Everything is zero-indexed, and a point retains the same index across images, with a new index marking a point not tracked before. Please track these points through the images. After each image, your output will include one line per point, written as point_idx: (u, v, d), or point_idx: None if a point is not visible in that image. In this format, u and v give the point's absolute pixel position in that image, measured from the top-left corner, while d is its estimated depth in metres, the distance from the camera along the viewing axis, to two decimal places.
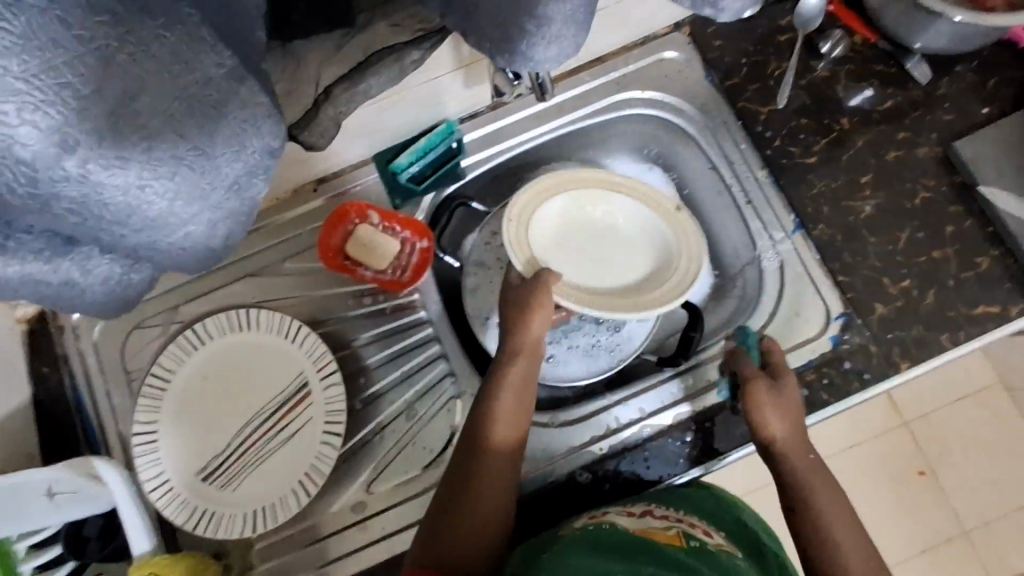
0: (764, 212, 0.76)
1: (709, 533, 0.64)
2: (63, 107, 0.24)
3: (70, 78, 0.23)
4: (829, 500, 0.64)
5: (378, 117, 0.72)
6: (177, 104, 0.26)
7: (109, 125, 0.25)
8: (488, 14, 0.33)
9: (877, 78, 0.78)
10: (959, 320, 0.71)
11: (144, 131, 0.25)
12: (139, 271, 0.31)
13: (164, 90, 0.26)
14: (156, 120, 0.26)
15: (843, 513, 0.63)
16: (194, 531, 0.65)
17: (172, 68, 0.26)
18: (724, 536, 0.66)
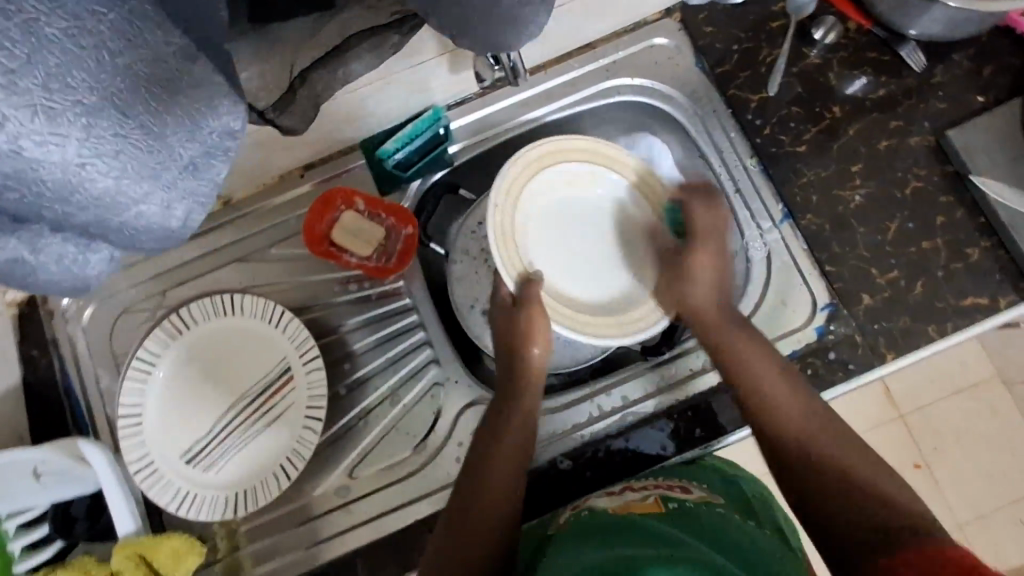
0: (752, 201, 0.76)
1: (687, 490, 0.64)
2: None
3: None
4: (765, 368, 0.61)
5: (362, 104, 0.71)
6: (119, 81, 0.26)
7: (43, 99, 0.24)
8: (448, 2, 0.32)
9: (871, 65, 0.77)
10: (946, 312, 0.70)
11: (84, 108, 0.25)
12: (96, 250, 0.31)
13: (103, 66, 0.26)
14: (95, 97, 0.26)
15: (787, 389, 0.60)
16: (177, 512, 0.66)
17: (113, 45, 0.26)
18: (707, 489, 0.66)
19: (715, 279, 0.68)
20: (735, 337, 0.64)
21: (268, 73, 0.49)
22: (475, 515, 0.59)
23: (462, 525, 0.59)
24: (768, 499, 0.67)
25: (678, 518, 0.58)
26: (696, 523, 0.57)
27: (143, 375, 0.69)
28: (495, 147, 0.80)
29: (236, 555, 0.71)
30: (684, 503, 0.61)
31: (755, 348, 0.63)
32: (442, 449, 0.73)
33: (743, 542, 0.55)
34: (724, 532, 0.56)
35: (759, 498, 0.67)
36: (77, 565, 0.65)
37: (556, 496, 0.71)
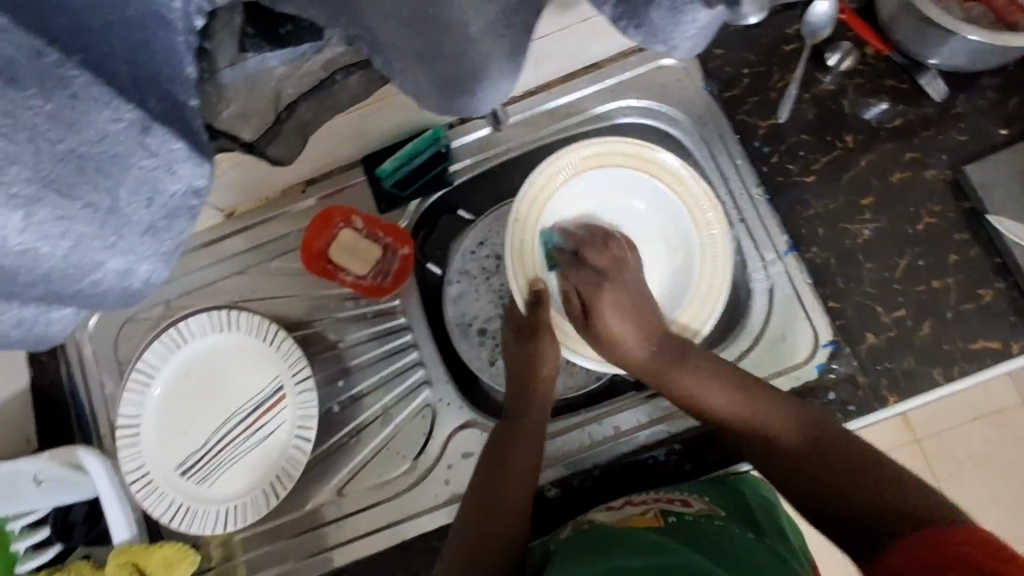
0: (756, 231, 0.74)
1: (688, 502, 0.64)
2: None
3: None
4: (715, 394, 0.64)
5: (361, 123, 0.71)
6: (60, 166, 0.27)
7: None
8: (401, 72, 0.35)
9: (889, 93, 0.74)
10: (954, 354, 0.68)
11: (21, 200, 0.27)
12: (57, 309, 0.32)
13: (45, 153, 0.27)
14: (33, 186, 0.27)
15: (733, 400, 0.64)
16: (168, 524, 0.68)
17: (49, 133, 0.26)
18: (709, 501, 0.65)
19: (645, 329, 0.68)
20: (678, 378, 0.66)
21: (254, 108, 0.48)
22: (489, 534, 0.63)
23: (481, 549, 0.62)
24: (774, 505, 0.67)
25: (679, 533, 0.59)
26: (695, 539, 0.58)
27: (140, 389, 0.70)
28: (496, 167, 0.79)
29: (227, 564, 0.73)
30: (683, 515, 0.62)
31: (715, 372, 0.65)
32: (431, 469, 0.74)
33: (743, 557, 0.56)
34: (727, 548, 0.57)
35: (760, 499, 0.67)
36: (72, 569, 0.68)
37: (546, 522, 0.71)
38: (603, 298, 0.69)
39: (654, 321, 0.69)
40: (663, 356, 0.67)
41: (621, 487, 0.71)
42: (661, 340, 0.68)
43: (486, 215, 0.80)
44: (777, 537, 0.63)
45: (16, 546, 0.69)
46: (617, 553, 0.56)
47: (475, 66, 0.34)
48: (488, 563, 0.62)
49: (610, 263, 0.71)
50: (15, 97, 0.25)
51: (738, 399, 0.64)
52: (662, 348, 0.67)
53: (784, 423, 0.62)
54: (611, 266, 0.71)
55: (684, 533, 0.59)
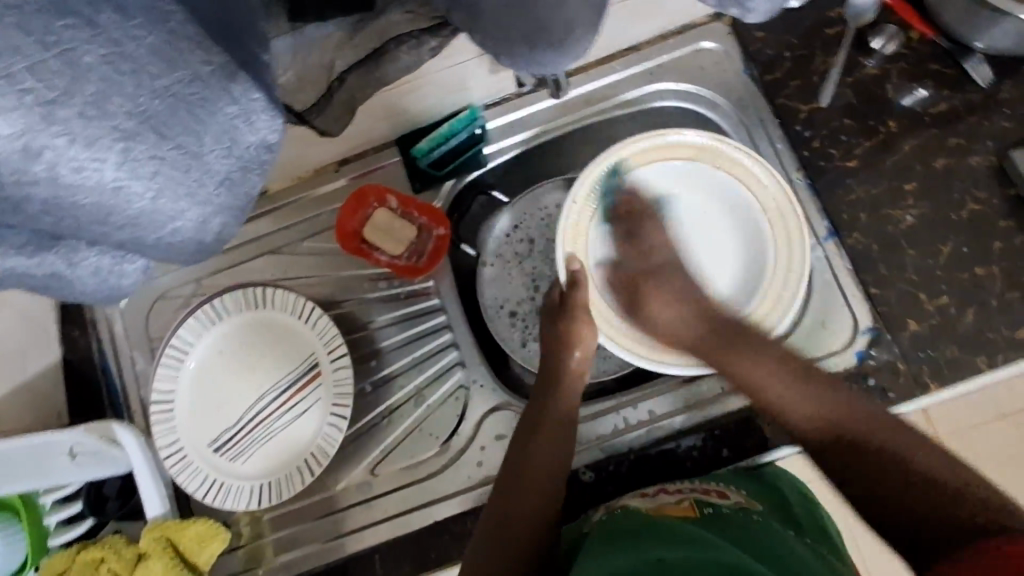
0: (796, 216, 0.73)
1: (725, 495, 0.63)
2: (25, 113, 0.24)
3: (32, 83, 0.24)
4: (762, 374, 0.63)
5: (400, 101, 0.70)
6: (155, 103, 0.27)
7: (81, 126, 0.25)
8: (489, 20, 0.35)
9: (933, 78, 0.73)
10: (998, 343, 0.67)
11: (122, 132, 0.27)
12: (131, 261, 0.32)
13: (144, 87, 0.27)
14: (133, 120, 0.27)
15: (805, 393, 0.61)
16: (203, 499, 0.68)
17: (151, 67, 0.27)
18: (746, 494, 0.64)
19: (691, 312, 0.69)
20: (733, 354, 0.65)
21: (308, 74, 0.48)
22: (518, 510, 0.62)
23: (506, 526, 0.62)
24: (812, 502, 0.65)
25: (716, 526, 0.57)
26: (734, 531, 0.56)
27: (175, 362, 0.71)
28: (531, 149, 0.79)
29: (258, 542, 0.73)
30: (721, 508, 0.60)
31: (765, 356, 0.64)
32: (464, 452, 0.73)
33: (780, 552, 0.54)
34: (763, 540, 0.55)
35: (801, 501, 0.64)
36: (108, 543, 0.67)
37: (577, 508, 0.70)
38: (645, 289, 0.70)
39: (703, 305, 0.69)
40: (712, 338, 0.67)
41: (656, 472, 0.70)
42: (704, 320, 0.68)
43: (522, 196, 0.79)
44: (816, 537, 0.60)
45: (49, 521, 0.70)
46: (650, 544, 0.54)
47: (566, 16, 0.34)
48: (512, 541, 0.61)
49: (657, 234, 0.72)
50: (122, 25, 0.26)
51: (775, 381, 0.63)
52: (715, 333, 0.67)
53: (802, 406, 0.61)
54: (662, 263, 0.71)
55: (717, 524, 0.57)
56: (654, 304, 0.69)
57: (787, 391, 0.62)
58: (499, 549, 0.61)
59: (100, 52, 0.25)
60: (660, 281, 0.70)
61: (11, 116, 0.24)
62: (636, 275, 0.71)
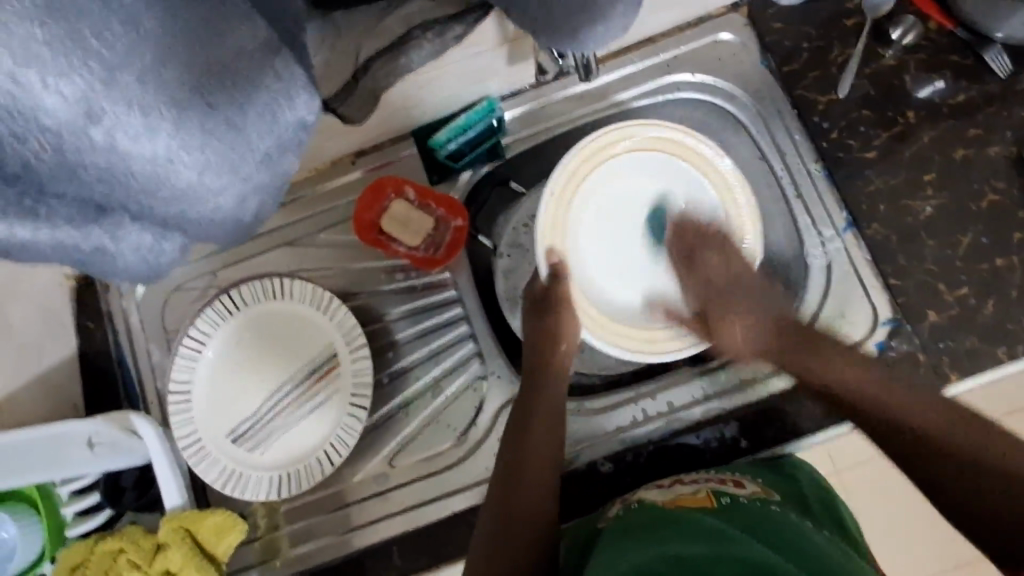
0: (814, 208, 0.73)
1: (740, 484, 0.62)
2: (84, 74, 0.25)
3: (90, 46, 0.24)
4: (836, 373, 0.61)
5: (419, 92, 0.70)
6: (206, 75, 0.28)
7: (136, 94, 0.26)
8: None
9: (952, 69, 0.73)
10: (1019, 334, 0.67)
11: (173, 102, 0.27)
12: (170, 240, 0.32)
13: (194, 58, 0.27)
14: (182, 93, 0.27)
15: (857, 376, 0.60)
16: (222, 490, 0.69)
17: (201, 39, 0.27)
18: (763, 482, 0.64)
19: (754, 322, 0.71)
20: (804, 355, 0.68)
21: (334, 59, 0.48)
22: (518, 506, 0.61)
23: (510, 521, 0.61)
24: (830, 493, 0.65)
25: (734, 517, 0.56)
26: (755, 522, 0.56)
27: (193, 354, 0.71)
28: (548, 141, 0.79)
29: (274, 534, 0.72)
30: (738, 499, 0.60)
31: (818, 350, 0.68)
32: (481, 443, 0.73)
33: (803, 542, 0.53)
34: (783, 529, 0.55)
35: (815, 488, 0.64)
36: (126, 534, 0.67)
37: (594, 498, 0.70)
38: (718, 313, 0.71)
39: (753, 305, 0.71)
40: (777, 343, 0.70)
41: (675, 462, 0.70)
42: (772, 330, 0.70)
43: (539, 187, 0.79)
44: (834, 529, 0.60)
45: (66, 511, 0.69)
46: (669, 538, 0.53)
47: None
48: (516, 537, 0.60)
49: (720, 260, 0.71)
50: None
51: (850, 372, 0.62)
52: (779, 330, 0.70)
53: (858, 386, 0.65)
54: (724, 280, 0.71)
55: (734, 515, 0.57)
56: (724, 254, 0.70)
57: (852, 378, 0.65)
58: (500, 548, 0.59)
59: (151, 19, 0.26)
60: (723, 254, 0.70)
61: (72, 79, 0.24)
62: (703, 299, 0.72)
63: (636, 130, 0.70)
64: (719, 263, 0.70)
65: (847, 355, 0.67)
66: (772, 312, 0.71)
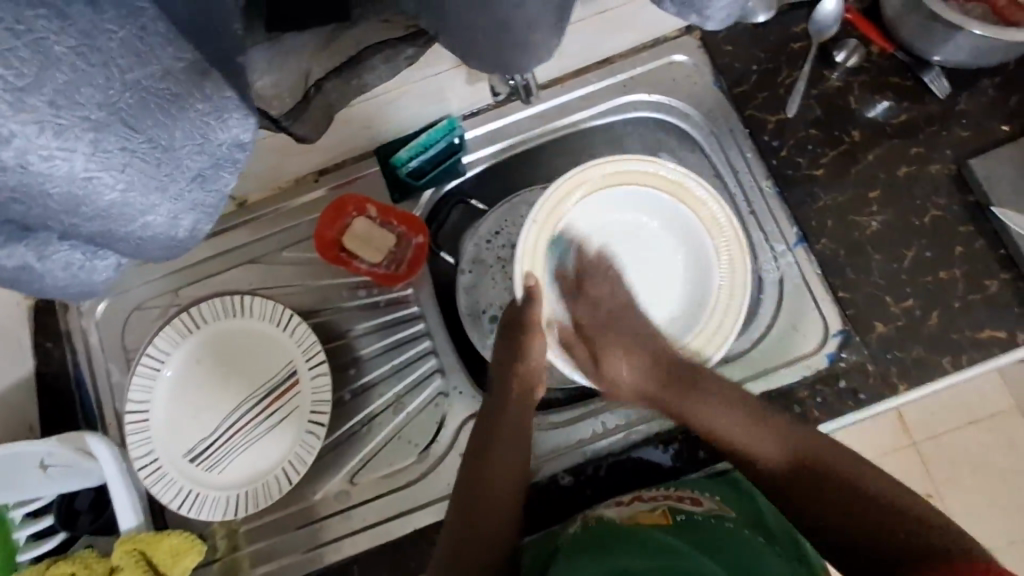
0: (766, 222, 0.75)
1: (698, 503, 0.63)
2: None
3: (0, 71, 0.24)
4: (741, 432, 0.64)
5: (379, 112, 0.71)
6: (127, 95, 0.28)
7: (51, 116, 0.26)
8: (455, 21, 0.36)
9: (893, 90, 0.76)
10: (962, 344, 0.69)
11: (92, 123, 0.27)
12: (102, 257, 0.33)
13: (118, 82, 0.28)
14: (104, 112, 0.28)
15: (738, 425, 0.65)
16: (177, 510, 0.68)
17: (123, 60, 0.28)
18: (719, 502, 0.65)
19: (644, 358, 0.71)
20: (695, 402, 0.67)
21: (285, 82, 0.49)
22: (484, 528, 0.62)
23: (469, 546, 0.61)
24: (787, 517, 0.65)
25: (687, 535, 0.57)
26: (707, 540, 0.56)
27: (151, 373, 0.71)
28: (509, 159, 0.80)
29: (234, 555, 0.72)
30: (693, 516, 0.60)
31: (718, 394, 0.66)
32: (442, 459, 0.73)
33: (751, 564, 0.54)
34: (733, 551, 0.55)
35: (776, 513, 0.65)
36: (78, 558, 0.66)
37: (556, 514, 0.71)
38: (601, 347, 0.72)
39: (651, 346, 0.72)
40: (666, 387, 0.68)
41: (636, 477, 0.71)
42: (658, 367, 0.70)
43: (499, 204, 0.80)
44: (787, 544, 0.61)
45: (17, 536, 0.69)
46: (623, 552, 0.54)
47: (529, 18, 0.35)
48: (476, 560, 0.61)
49: (603, 288, 0.74)
50: (96, 19, 0.26)
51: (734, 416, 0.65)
52: (670, 373, 0.69)
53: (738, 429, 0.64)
54: (609, 316, 0.73)
55: (691, 534, 0.57)
56: (593, 292, 0.74)
57: (727, 414, 0.65)
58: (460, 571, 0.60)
59: (72, 43, 0.26)
60: (591, 300, 0.74)
61: None
62: (593, 332, 0.73)
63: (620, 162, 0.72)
64: (604, 313, 0.73)
65: (723, 392, 0.66)
66: (665, 349, 0.71)
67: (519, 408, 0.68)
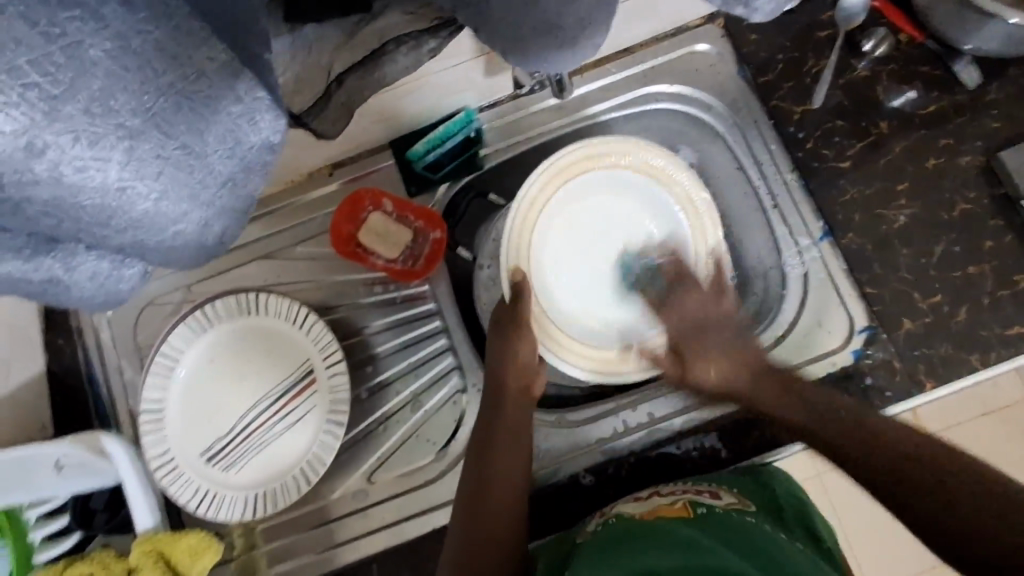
0: (791, 217, 0.73)
1: (717, 495, 0.62)
2: (27, 108, 0.23)
3: (36, 78, 0.23)
4: (816, 395, 0.58)
5: (396, 103, 0.69)
6: (161, 101, 0.27)
7: (86, 125, 0.25)
8: (493, 18, 0.34)
9: (922, 80, 0.74)
10: (991, 340, 0.68)
11: (126, 131, 0.26)
12: (130, 266, 0.32)
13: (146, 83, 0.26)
14: (138, 119, 0.27)
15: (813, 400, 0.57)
16: (195, 511, 0.67)
17: (154, 64, 0.26)
18: (738, 493, 0.63)
19: (731, 364, 0.63)
20: (777, 392, 0.60)
21: (306, 76, 0.47)
22: (490, 529, 0.60)
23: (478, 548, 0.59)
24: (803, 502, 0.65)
25: (710, 526, 0.56)
26: (732, 531, 0.55)
27: (164, 372, 0.70)
28: (527, 151, 0.78)
29: (252, 554, 0.71)
30: (714, 508, 0.59)
31: (801, 394, 0.59)
32: (462, 458, 0.72)
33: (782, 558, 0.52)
34: (758, 542, 0.54)
35: (794, 504, 0.64)
36: (96, 558, 0.66)
37: (575, 512, 0.70)
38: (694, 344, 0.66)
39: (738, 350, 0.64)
40: (756, 388, 0.61)
41: (660, 475, 0.70)
42: (747, 367, 0.63)
43: None
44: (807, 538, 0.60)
45: (33, 537, 0.68)
46: (647, 553, 0.53)
47: (572, 15, 0.34)
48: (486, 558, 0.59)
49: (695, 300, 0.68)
50: (127, 20, 0.24)
51: (825, 407, 0.56)
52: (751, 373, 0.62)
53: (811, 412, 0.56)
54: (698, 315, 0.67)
55: (713, 524, 0.56)
56: (696, 363, 0.65)
57: (813, 402, 0.57)
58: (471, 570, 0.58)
59: (104, 47, 0.24)
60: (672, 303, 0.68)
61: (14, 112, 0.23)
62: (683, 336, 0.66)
63: (614, 145, 0.70)
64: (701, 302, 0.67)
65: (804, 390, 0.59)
66: (750, 350, 0.64)
67: (520, 412, 0.66)
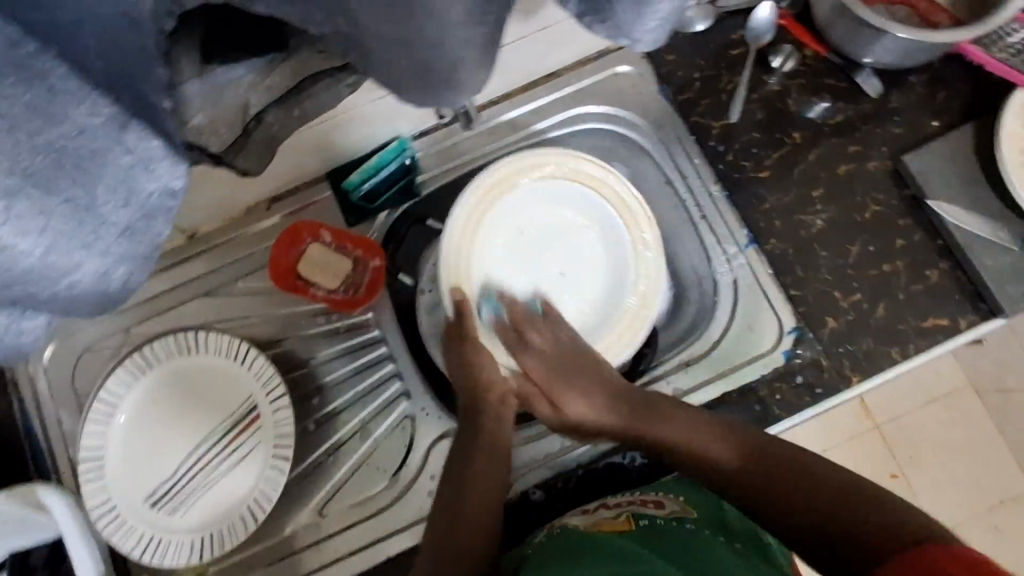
0: (717, 226, 0.77)
1: (660, 505, 0.64)
2: None
3: None
4: (683, 427, 0.64)
5: (326, 135, 0.70)
6: (37, 159, 0.28)
7: None
8: (381, 56, 0.36)
9: (829, 91, 0.79)
10: (909, 334, 0.72)
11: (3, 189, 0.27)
12: (30, 316, 0.33)
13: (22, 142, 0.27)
14: (14, 178, 0.27)
15: (697, 428, 0.64)
16: (141, 559, 0.66)
17: (28, 124, 0.27)
18: (682, 501, 0.65)
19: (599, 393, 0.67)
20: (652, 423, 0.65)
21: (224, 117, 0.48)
22: (466, 536, 0.62)
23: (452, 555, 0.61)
24: None
25: (649, 537, 0.57)
26: (670, 541, 0.57)
27: (104, 418, 0.69)
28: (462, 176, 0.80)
29: None
30: (655, 519, 0.61)
31: (673, 418, 0.65)
32: (412, 482, 0.72)
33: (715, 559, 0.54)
34: (692, 548, 0.57)
35: (741, 515, 0.65)
36: None
37: (527, 528, 0.71)
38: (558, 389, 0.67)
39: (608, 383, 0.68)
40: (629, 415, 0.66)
41: (610, 485, 0.71)
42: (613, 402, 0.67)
43: None
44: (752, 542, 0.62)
45: None
46: (588, 561, 0.54)
47: (456, 51, 0.36)
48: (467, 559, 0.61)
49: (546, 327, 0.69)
50: None
51: (704, 438, 0.63)
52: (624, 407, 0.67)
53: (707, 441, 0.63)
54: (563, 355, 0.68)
55: (653, 535, 0.58)
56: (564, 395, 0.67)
57: (694, 428, 0.64)
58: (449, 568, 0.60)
59: None
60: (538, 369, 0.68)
61: None
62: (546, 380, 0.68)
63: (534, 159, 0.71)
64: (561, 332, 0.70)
65: (682, 413, 0.65)
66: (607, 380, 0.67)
67: (493, 420, 0.68)
